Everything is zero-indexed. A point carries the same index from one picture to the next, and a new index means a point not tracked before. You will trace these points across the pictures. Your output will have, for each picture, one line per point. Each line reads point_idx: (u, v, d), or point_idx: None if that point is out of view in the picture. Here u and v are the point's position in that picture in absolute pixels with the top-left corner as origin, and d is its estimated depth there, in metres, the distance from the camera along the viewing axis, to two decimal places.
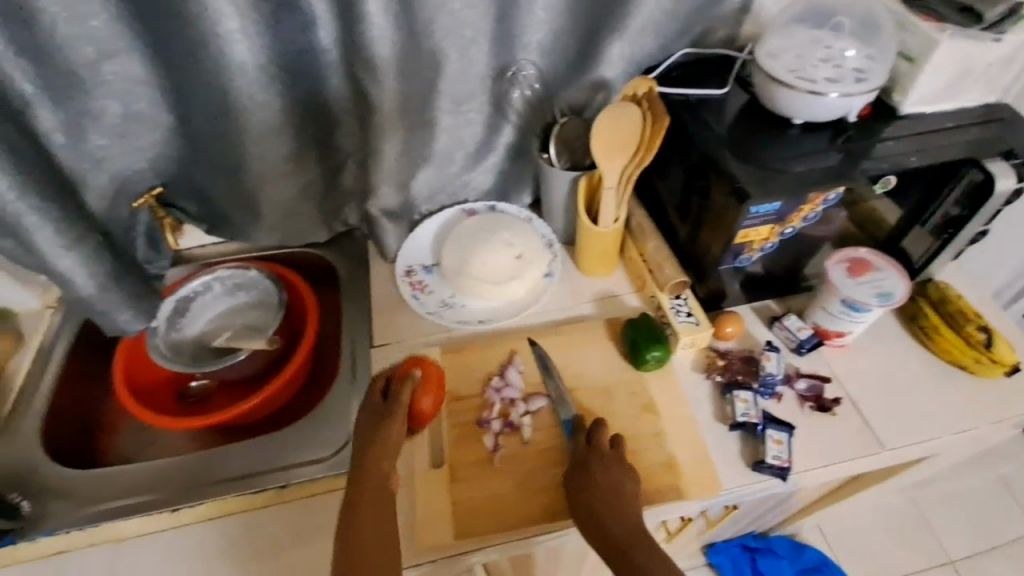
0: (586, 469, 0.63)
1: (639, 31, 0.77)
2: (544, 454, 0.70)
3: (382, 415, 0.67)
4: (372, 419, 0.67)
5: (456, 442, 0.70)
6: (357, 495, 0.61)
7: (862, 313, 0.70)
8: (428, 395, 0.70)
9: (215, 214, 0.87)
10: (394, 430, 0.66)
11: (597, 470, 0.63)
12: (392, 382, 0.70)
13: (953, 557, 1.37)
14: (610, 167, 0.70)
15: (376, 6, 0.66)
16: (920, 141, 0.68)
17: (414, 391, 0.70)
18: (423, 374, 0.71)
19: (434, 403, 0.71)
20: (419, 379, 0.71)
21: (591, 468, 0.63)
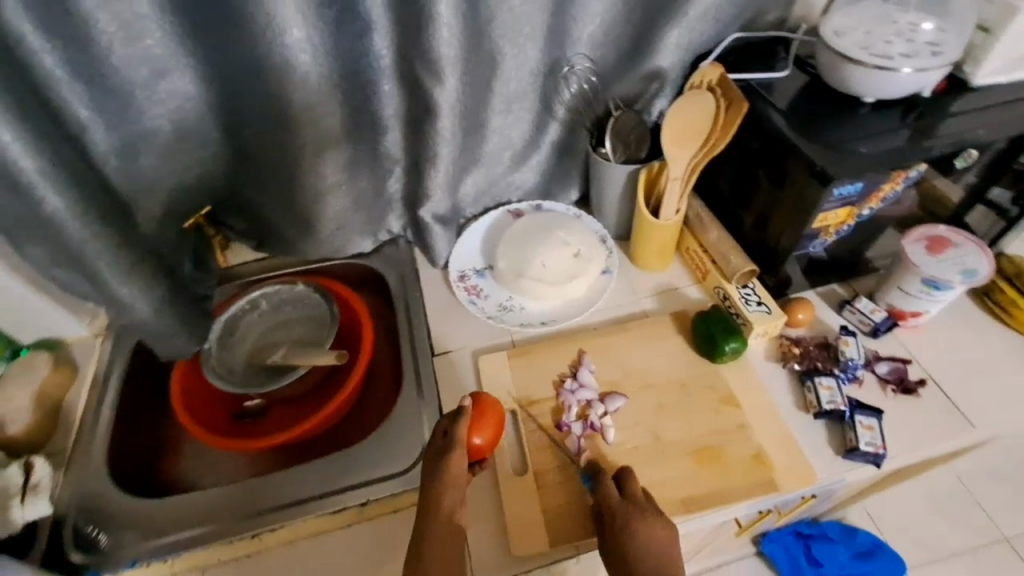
0: (627, 531, 0.57)
1: (696, 17, 0.75)
2: (628, 456, 0.68)
3: (442, 452, 0.63)
4: (433, 454, 0.63)
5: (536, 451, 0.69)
6: (427, 520, 0.59)
7: (943, 291, 0.69)
8: (485, 425, 0.65)
9: (263, 229, 0.87)
10: (456, 462, 0.62)
11: (633, 541, 0.56)
12: (445, 420, 0.65)
13: (1006, 533, 1.35)
14: (678, 158, 0.71)
15: (446, 6, 0.63)
16: (1000, 112, 0.67)
17: (469, 426, 0.64)
18: (477, 401, 0.66)
19: (490, 437, 0.65)
20: (473, 413, 0.65)
21: (628, 533, 0.57)
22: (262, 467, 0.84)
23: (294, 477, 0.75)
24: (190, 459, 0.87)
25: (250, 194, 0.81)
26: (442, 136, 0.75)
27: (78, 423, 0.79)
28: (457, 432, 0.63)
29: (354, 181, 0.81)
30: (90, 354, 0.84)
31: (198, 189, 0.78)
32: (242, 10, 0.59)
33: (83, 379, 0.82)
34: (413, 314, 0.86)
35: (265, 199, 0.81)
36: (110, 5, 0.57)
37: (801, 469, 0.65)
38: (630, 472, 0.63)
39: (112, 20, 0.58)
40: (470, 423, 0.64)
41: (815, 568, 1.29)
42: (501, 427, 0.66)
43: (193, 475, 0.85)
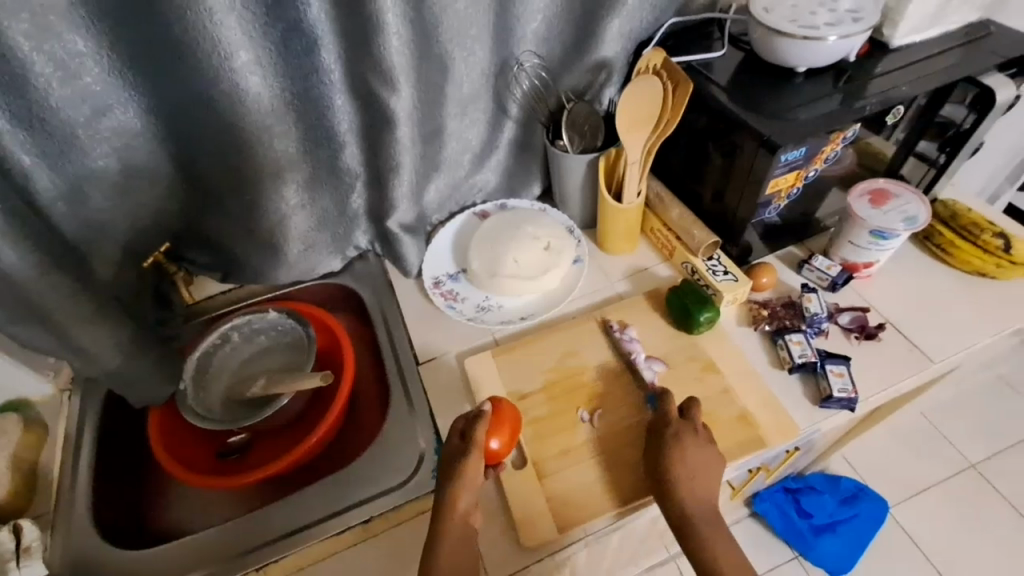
0: (678, 441, 0.62)
1: (634, 6, 0.78)
2: (625, 432, 0.70)
3: (459, 453, 0.62)
4: (451, 454, 0.62)
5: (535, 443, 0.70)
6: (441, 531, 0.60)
7: (889, 240, 0.74)
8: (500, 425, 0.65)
9: (228, 259, 0.84)
10: (474, 466, 0.61)
11: (680, 452, 0.61)
12: (466, 421, 0.63)
13: (973, 460, 1.45)
14: (633, 142, 0.74)
15: (393, 16, 0.63)
16: (918, 69, 0.72)
17: (487, 426, 0.64)
18: (495, 406, 0.66)
19: (505, 441, 0.65)
20: (491, 413, 0.65)
21: (680, 444, 0.62)
22: (254, 501, 0.80)
23: (292, 505, 0.74)
24: (177, 504, 0.83)
25: (210, 226, 0.80)
26: (402, 144, 0.75)
27: (56, 483, 0.76)
28: (476, 432, 0.62)
29: (317, 200, 0.80)
30: (58, 411, 0.82)
31: (155, 226, 0.76)
32: (186, 38, 0.58)
33: (54, 438, 0.79)
34: (392, 326, 0.86)
35: (227, 229, 0.79)
36: (44, 46, 0.55)
37: (784, 424, 0.68)
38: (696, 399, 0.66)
39: (48, 61, 0.56)
40: (488, 425, 0.64)
41: (806, 520, 1.36)
42: (516, 431, 0.66)
43: (182, 520, 0.82)
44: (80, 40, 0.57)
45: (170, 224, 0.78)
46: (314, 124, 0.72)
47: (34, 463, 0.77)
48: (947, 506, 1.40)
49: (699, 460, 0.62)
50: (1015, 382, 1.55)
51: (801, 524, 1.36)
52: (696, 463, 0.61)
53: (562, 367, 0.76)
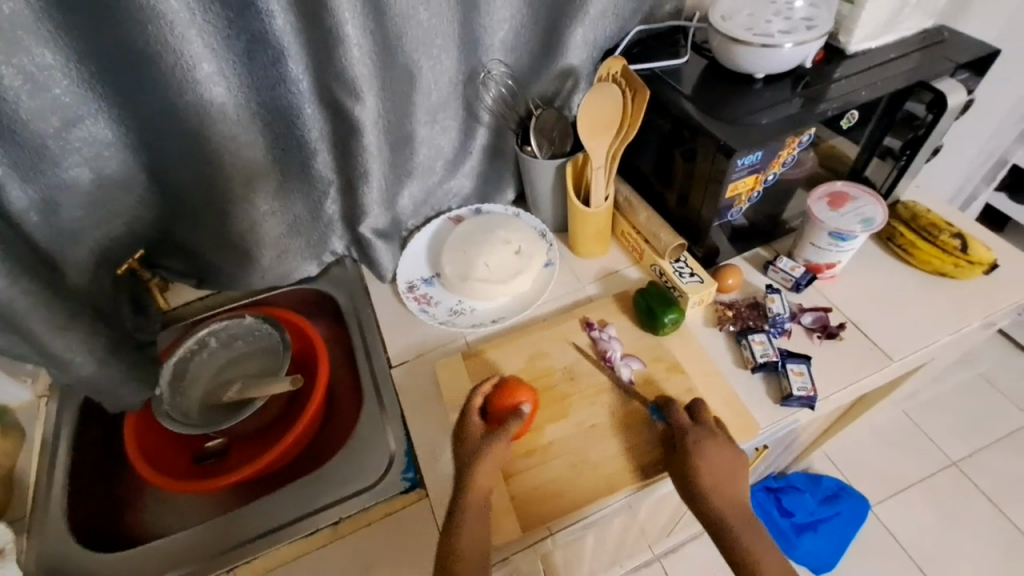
0: (699, 445, 0.63)
1: (598, 14, 0.80)
2: (592, 433, 0.70)
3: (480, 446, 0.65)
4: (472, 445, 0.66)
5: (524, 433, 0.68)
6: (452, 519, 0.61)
7: (849, 241, 0.75)
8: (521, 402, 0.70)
9: (204, 265, 0.85)
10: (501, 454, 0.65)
11: (702, 456, 0.63)
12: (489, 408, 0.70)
13: (954, 458, 1.47)
14: (598, 149, 0.75)
15: (353, 27, 0.65)
16: (876, 73, 0.74)
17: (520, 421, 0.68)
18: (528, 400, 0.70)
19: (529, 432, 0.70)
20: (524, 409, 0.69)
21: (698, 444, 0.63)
22: (231, 503, 0.81)
23: (266, 507, 0.75)
24: (153, 510, 0.84)
25: (185, 233, 0.81)
26: (370, 151, 0.76)
27: (32, 489, 0.77)
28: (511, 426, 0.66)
29: (290, 207, 0.82)
30: (36, 417, 0.83)
31: (130, 233, 0.77)
32: (148, 51, 0.59)
33: (31, 445, 0.80)
34: (367, 330, 0.88)
35: (202, 236, 0.81)
36: (12, 59, 0.56)
37: (746, 423, 0.69)
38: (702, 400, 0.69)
39: (17, 74, 0.57)
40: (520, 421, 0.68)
41: (787, 518, 1.37)
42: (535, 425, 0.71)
43: (159, 525, 0.83)
44: (47, 53, 0.58)
45: (145, 232, 0.80)
46: (283, 133, 0.74)
47: (11, 470, 0.78)
48: (928, 503, 1.41)
49: (718, 469, 0.63)
50: (996, 380, 1.58)
51: (782, 523, 1.36)
52: (713, 460, 0.63)
53: (530, 368, 0.77)
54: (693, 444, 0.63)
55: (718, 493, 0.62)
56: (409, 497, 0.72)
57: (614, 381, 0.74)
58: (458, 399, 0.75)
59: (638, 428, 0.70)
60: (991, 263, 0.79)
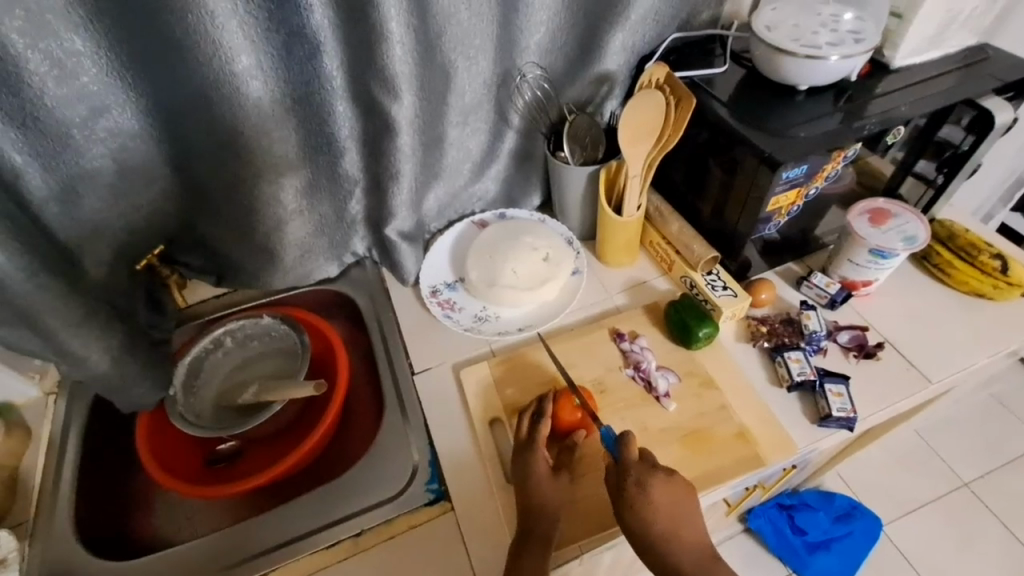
0: (642, 479, 0.58)
1: (638, 20, 0.78)
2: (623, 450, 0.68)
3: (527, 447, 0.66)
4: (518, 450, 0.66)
5: (534, 455, 0.65)
6: (522, 539, 0.60)
7: (889, 259, 0.74)
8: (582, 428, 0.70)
9: (223, 263, 0.83)
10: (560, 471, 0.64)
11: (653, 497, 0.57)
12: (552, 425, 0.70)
13: (966, 479, 1.45)
14: (635, 157, 0.73)
15: (396, 23, 0.63)
16: (920, 89, 0.73)
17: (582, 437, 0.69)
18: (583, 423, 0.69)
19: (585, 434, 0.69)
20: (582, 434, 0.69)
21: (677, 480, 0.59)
22: (243, 509, 0.79)
23: (283, 516, 0.73)
24: (162, 514, 0.81)
25: (205, 230, 0.79)
26: (402, 152, 0.75)
27: (38, 489, 0.75)
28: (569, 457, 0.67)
29: (314, 207, 0.80)
30: (43, 415, 0.80)
31: (149, 228, 0.75)
32: (186, 41, 0.58)
33: (38, 443, 0.78)
34: (388, 334, 0.86)
35: (222, 233, 0.79)
36: (41, 44, 0.54)
37: (782, 445, 0.67)
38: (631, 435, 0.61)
39: (45, 60, 0.55)
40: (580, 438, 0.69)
41: (799, 537, 1.36)
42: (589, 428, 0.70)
43: (167, 530, 0.80)
44: (77, 39, 0.56)
45: (164, 227, 0.77)
46: (315, 130, 0.72)
47: (17, 468, 0.75)
48: (942, 525, 1.39)
49: (687, 505, 0.58)
50: (1009, 402, 1.56)
51: (793, 541, 1.35)
52: (666, 501, 0.58)
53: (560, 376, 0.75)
54: (638, 482, 0.58)
55: (687, 534, 0.58)
56: (434, 508, 0.69)
57: (649, 394, 0.72)
58: (483, 408, 0.74)
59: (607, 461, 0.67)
60: None
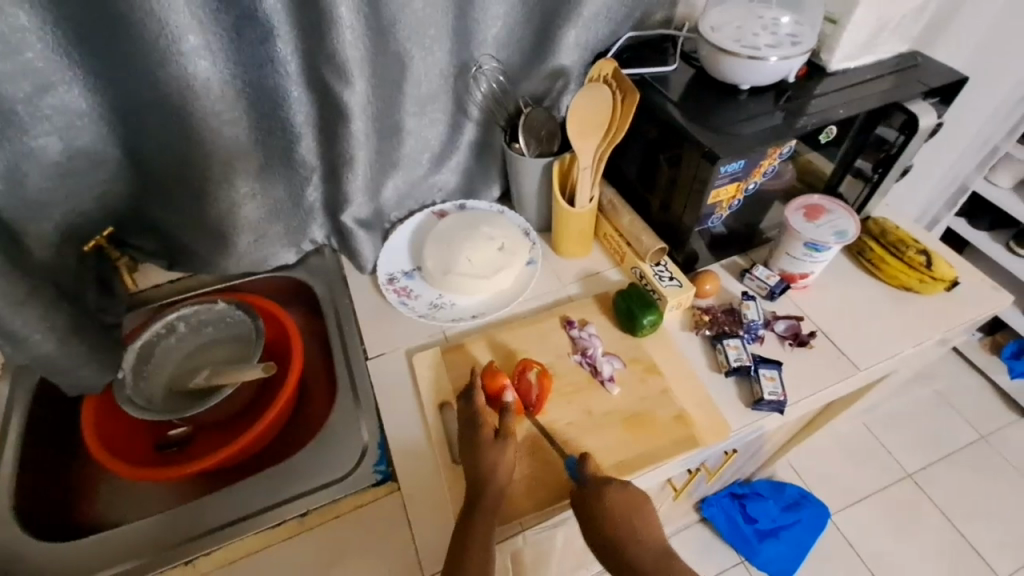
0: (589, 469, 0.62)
1: (591, 17, 0.81)
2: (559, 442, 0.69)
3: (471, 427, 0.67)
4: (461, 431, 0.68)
5: (489, 432, 0.66)
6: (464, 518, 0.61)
7: (822, 252, 0.77)
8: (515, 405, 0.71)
9: (176, 247, 0.83)
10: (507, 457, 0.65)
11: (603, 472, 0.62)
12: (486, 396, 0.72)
13: (910, 471, 1.52)
14: (585, 149, 0.76)
15: (347, 10, 0.64)
16: (855, 91, 0.77)
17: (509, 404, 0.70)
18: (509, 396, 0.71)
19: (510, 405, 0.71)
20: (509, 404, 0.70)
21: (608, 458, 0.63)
22: (191, 493, 0.79)
23: (232, 494, 0.73)
24: (109, 498, 0.81)
25: (158, 213, 0.78)
26: (357, 138, 0.75)
27: None
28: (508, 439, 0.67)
29: (269, 192, 0.80)
30: None
31: (98, 210, 0.75)
32: (131, 18, 0.57)
33: None
34: (344, 321, 0.88)
35: (174, 216, 0.78)
36: None
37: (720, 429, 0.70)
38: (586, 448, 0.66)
39: None
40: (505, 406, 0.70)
41: (750, 525, 1.40)
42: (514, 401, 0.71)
43: (113, 514, 0.79)
44: (21, 15, 0.55)
45: (114, 209, 0.76)
46: (268, 114, 0.72)
47: None
48: (885, 514, 1.46)
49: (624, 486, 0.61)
50: (952, 398, 1.65)
51: (745, 529, 1.40)
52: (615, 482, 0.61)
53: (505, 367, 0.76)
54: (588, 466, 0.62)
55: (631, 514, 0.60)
56: (380, 489, 0.71)
57: (595, 379, 0.75)
58: (433, 393, 0.75)
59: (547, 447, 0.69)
60: (953, 280, 0.83)
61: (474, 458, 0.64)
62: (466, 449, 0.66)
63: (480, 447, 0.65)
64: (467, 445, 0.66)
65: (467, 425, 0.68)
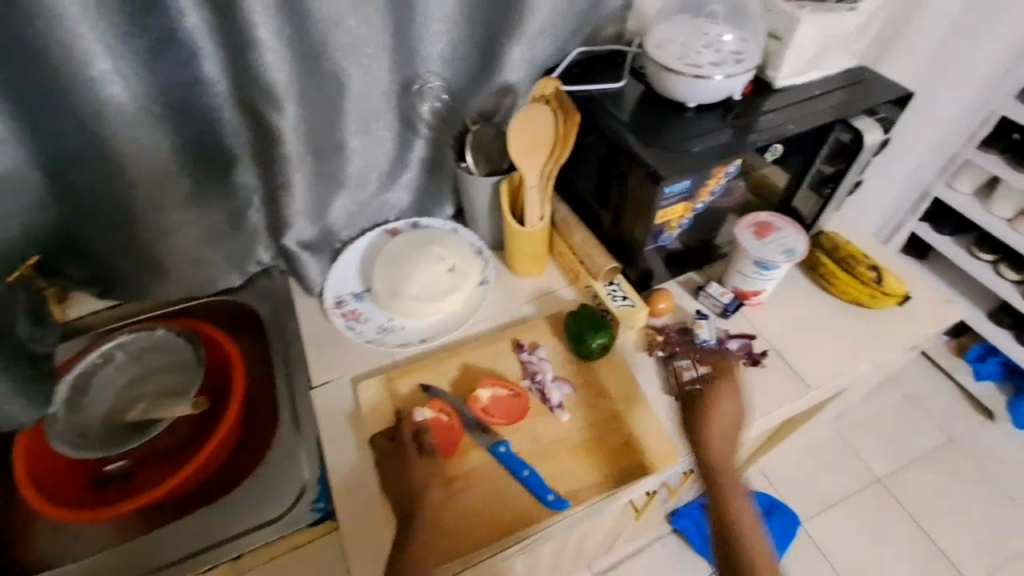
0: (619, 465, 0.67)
1: (535, 34, 0.79)
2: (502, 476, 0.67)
3: (412, 457, 0.65)
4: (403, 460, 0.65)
5: (418, 463, 0.64)
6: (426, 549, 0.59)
7: (772, 271, 0.77)
8: (479, 402, 0.71)
9: (110, 275, 0.78)
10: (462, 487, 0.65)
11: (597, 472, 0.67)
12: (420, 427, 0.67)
13: (879, 475, 1.53)
14: (532, 168, 0.74)
15: (267, 31, 0.62)
16: (802, 107, 0.76)
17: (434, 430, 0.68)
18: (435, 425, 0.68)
19: (440, 434, 0.68)
20: (443, 429, 0.68)
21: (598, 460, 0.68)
22: (130, 532, 0.75)
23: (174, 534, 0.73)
24: (45, 540, 0.76)
25: (87, 241, 0.74)
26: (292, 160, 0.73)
27: None
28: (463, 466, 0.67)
29: (205, 215, 0.77)
30: None
31: (21, 238, 0.70)
32: (33, 42, 0.55)
33: None
34: (292, 348, 0.85)
35: (105, 243, 0.74)
36: None
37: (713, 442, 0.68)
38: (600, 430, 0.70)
39: None
40: (435, 432, 0.68)
41: None
42: (448, 430, 0.68)
43: (50, 561, 0.75)
44: None
45: (39, 237, 0.72)
46: (196, 137, 0.70)
47: None
48: (856, 520, 1.46)
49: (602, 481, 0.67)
50: (920, 400, 1.66)
51: (715, 540, 1.39)
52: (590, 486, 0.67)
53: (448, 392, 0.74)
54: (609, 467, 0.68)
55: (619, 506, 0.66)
56: (318, 529, 0.72)
57: (544, 406, 0.73)
58: (377, 422, 0.72)
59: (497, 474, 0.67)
60: (904, 295, 0.82)
61: (405, 496, 0.62)
62: (396, 489, 0.64)
63: (410, 484, 0.63)
64: (398, 485, 0.64)
65: (393, 462, 0.66)
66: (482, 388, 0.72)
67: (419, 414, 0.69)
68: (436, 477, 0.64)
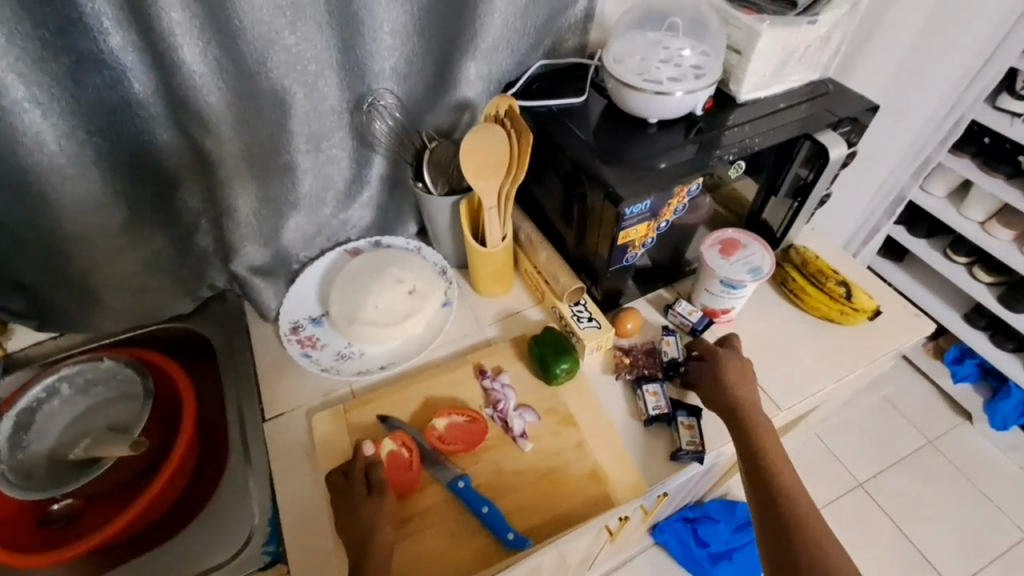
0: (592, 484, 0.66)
1: (490, 49, 0.77)
2: (457, 513, 0.64)
3: (363, 496, 0.62)
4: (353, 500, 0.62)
5: (367, 502, 0.61)
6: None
7: (740, 289, 0.75)
8: (438, 436, 0.68)
9: (47, 307, 0.75)
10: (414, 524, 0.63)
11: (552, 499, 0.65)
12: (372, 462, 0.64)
13: (860, 480, 1.52)
14: (488, 188, 0.71)
15: (192, 53, 0.60)
16: (768, 121, 0.74)
17: (388, 463, 0.65)
18: (389, 457, 0.66)
19: (392, 468, 0.65)
20: (399, 462, 0.66)
21: (556, 486, 0.66)
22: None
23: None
24: None
25: (17, 272, 0.69)
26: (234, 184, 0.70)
27: None
28: (419, 501, 0.65)
29: (146, 240, 0.74)
30: None
31: None
32: None
33: None
34: (245, 377, 0.81)
35: (37, 274, 0.70)
36: None
37: (755, 444, 0.63)
38: (561, 458, 0.68)
39: None
40: (389, 467, 0.65)
41: (702, 548, 1.37)
42: (404, 465, 0.65)
43: None
44: None
45: None
46: (132, 162, 0.67)
47: None
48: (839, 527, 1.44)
49: (555, 504, 0.65)
50: (899, 403, 1.66)
51: (697, 553, 1.37)
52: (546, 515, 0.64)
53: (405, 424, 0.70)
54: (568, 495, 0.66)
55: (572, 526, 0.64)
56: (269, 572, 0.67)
57: (506, 435, 0.70)
58: (331, 456, 0.69)
59: (453, 510, 0.64)
60: (874, 310, 0.81)
61: (357, 540, 0.59)
62: (348, 529, 0.60)
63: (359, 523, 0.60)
64: (349, 524, 0.61)
65: (343, 500, 0.63)
66: (437, 419, 0.70)
67: (380, 445, 0.66)
68: (388, 515, 0.61)
